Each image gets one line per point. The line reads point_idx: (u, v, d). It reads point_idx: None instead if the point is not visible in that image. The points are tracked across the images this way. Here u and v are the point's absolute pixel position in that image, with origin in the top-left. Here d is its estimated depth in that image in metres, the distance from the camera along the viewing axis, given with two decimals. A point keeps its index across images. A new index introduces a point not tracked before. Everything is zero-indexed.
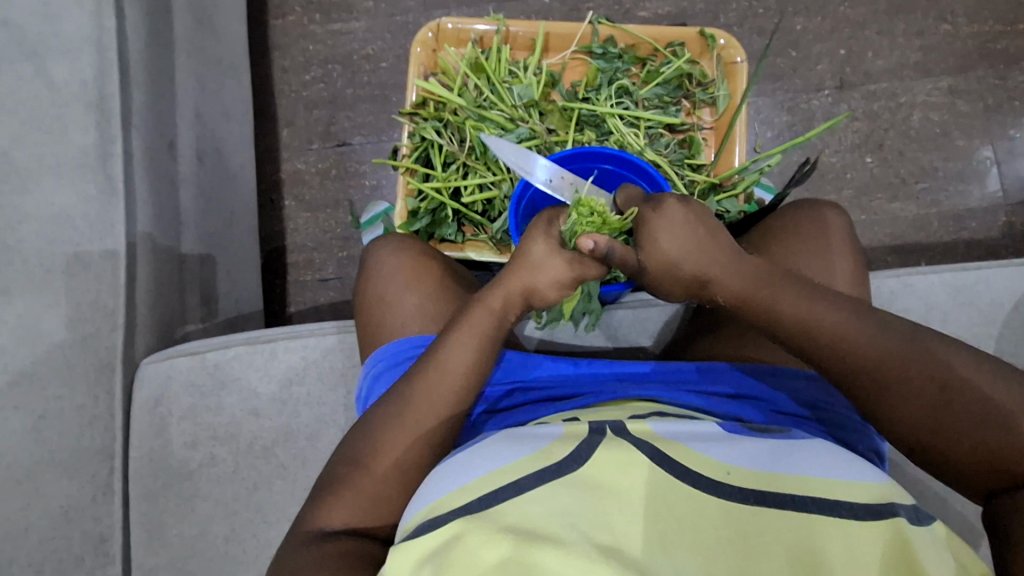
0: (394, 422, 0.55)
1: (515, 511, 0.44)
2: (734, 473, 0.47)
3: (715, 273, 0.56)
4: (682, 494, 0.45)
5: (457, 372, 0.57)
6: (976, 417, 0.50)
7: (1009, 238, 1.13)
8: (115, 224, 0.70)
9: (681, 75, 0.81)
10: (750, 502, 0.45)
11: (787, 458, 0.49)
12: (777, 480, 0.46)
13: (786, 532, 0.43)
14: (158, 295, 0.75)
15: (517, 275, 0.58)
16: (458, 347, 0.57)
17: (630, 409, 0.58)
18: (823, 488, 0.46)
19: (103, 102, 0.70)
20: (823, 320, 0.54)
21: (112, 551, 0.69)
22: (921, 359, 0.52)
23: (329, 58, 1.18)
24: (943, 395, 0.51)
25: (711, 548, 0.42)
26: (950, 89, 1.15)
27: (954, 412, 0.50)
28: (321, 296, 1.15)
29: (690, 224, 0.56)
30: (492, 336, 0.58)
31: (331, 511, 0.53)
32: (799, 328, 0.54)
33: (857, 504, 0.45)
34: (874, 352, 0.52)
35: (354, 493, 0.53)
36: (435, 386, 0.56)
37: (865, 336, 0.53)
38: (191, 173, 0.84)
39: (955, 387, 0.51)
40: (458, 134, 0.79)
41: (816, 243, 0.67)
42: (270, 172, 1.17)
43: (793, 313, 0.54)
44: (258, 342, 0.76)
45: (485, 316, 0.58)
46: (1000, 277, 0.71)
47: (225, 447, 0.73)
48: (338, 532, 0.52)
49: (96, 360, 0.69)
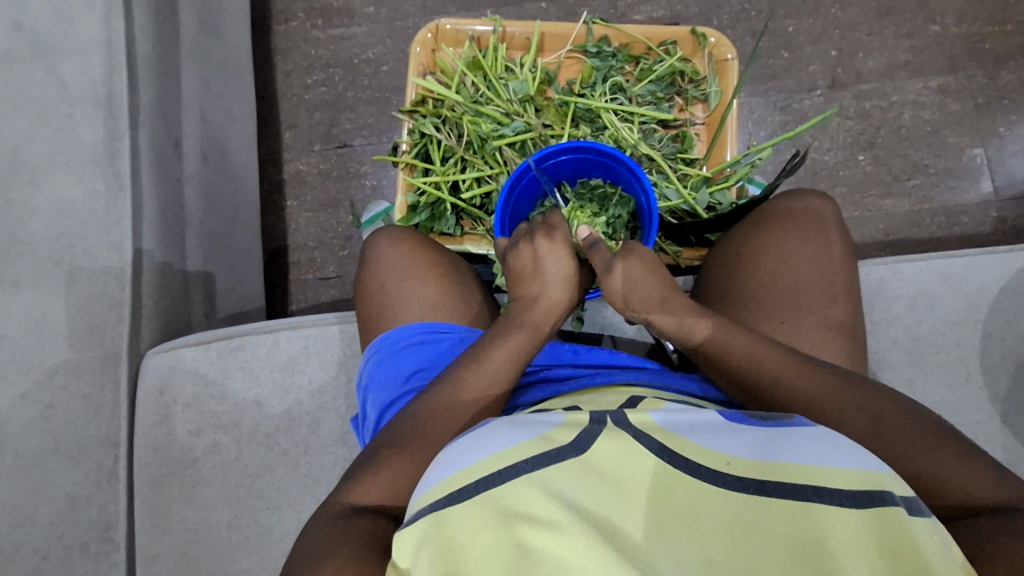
0: (432, 421, 0.56)
1: (516, 493, 0.44)
2: (734, 464, 0.46)
3: (675, 297, 0.59)
4: (679, 484, 0.45)
5: (497, 380, 0.59)
6: (922, 439, 0.53)
7: (1000, 233, 1.15)
8: (122, 219, 0.71)
9: (673, 73, 0.83)
10: (749, 491, 0.45)
11: (788, 443, 0.48)
12: (777, 468, 0.46)
13: (785, 524, 0.43)
14: (164, 288, 0.77)
15: (549, 290, 0.62)
16: (498, 357, 0.59)
17: (628, 392, 0.60)
18: (824, 477, 0.45)
19: (111, 100, 0.72)
20: (769, 357, 0.57)
21: (116, 537, 0.70)
22: (854, 395, 0.55)
23: (330, 62, 1.20)
24: (875, 425, 0.54)
25: (709, 535, 0.42)
26: (940, 88, 1.17)
27: (904, 434, 0.53)
28: (322, 294, 1.16)
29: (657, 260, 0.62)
30: (532, 349, 0.61)
31: (359, 490, 0.53)
32: (743, 364, 0.57)
33: (858, 491, 0.44)
34: (813, 386, 0.56)
35: (383, 471, 0.54)
36: (475, 392, 0.58)
37: (804, 373, 0.57)
38: (196, 171, 0.86)
39: (889, 418, 0.54)
40: (456, 129, 0.81)
41: (809, 236, 0.69)
42: (273, 174, 1.19)
43: (743, 348, 0.58)
44: (261, 331, 0.78)
45: (529, 328, 0.61)
46: (987, 264, 0.72)
47: (228, 434, 0.74)
48: (369, 509, 0.52)
49: (102, 351, 0.71)
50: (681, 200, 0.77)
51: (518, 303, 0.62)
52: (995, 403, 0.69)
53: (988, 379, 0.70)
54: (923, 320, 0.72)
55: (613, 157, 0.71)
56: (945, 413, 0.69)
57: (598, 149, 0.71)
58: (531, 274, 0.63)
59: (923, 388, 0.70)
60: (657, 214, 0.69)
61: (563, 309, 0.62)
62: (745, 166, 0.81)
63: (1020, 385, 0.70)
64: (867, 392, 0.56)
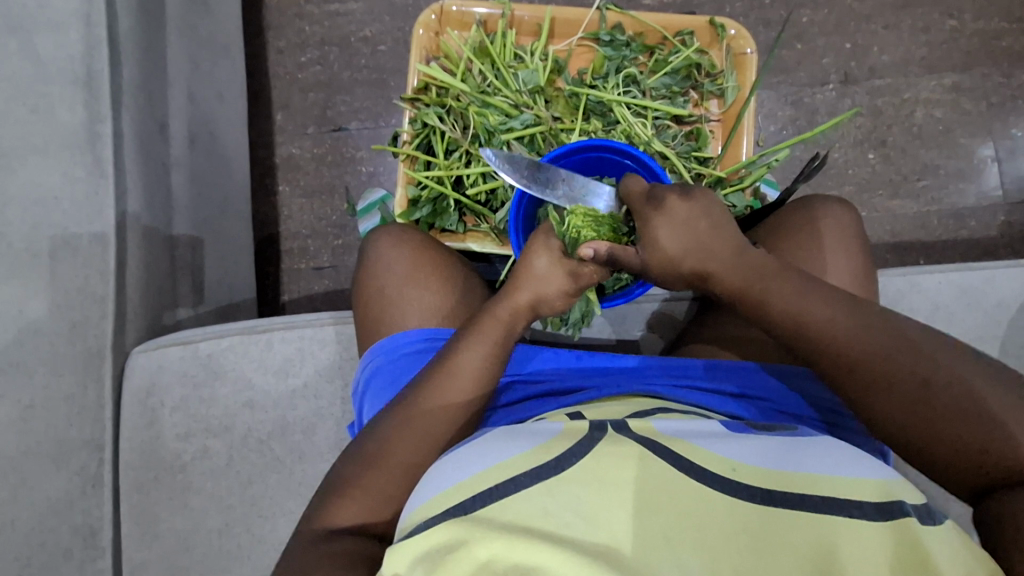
0: (406, 434, 0.54)
1: (514, 509, 0.42)
2: (740, 470, 0.44)
3: (712, 269, 0.54)
4: (684, 491, 0.43)
5: (471, 385, 0.56)
6: (953, 408, 0.49)
7: (1006, 238, 1.13)
8: (105, 207, 0.67)
9: (689, 65, 0.79)
10: (755, 500, 0.42)
11: (796, 455, 0.47)
12: (786, 479, 0.43)
13: (796, 534, 0.40)
14: (148, 281, 0.73)
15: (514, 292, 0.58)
16: (466, 360, 0.56)
17: (634, 404, 0.57)
18: (831, 487, 0.43)
19: (92, 79, 0.67)
20: (819, 315, 0.52)
21: (102, 543, 0.67)
22: (906, 357, 0.50)
23: (325, 40, 1.15)
24: (924, 391, 0.49)
25: (714, 547, 0.39)
26: (954, 86, 1.14)
27: (935, 405, 0.49)
28: (315, 285, 1.12)
29: (691, 221, 0.54)
30: (502, 352, 0.58)
31: (339, 510, 0.51)
32: (786, 322, 0.53)
33: (869, 503, 0.42)
34: (861, 347, 0.51)
35: (366, 490, 0.52)
36: (446, 400, 0.55)
37: (854, 331, 0.52)
38: (183, 155, 0.82)
39: (910, 383, 0.50)
40: (461, 120, 0.76)
41: (827, 220, 0.67)
42: (263, 157, 1.14)
43: (784, 309, 0.53)
44: (253, 331, 0.74)
45: (496, 328, 0.57)
46: (1005, 276, 0.71)
47: (219, 439, 0.71)
48: (346, 530, 0.50)
49: (85, 349, 0.67)
50: None
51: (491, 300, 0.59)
52: None
53: None
54: (941, 334, 0.70)
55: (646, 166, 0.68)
56: None
57: (602, 145, 0.68)
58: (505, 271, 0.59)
59: None
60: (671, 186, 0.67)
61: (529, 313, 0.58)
62: (761, 167, 0.77)
63: None
64: (924, 354, 0.51)
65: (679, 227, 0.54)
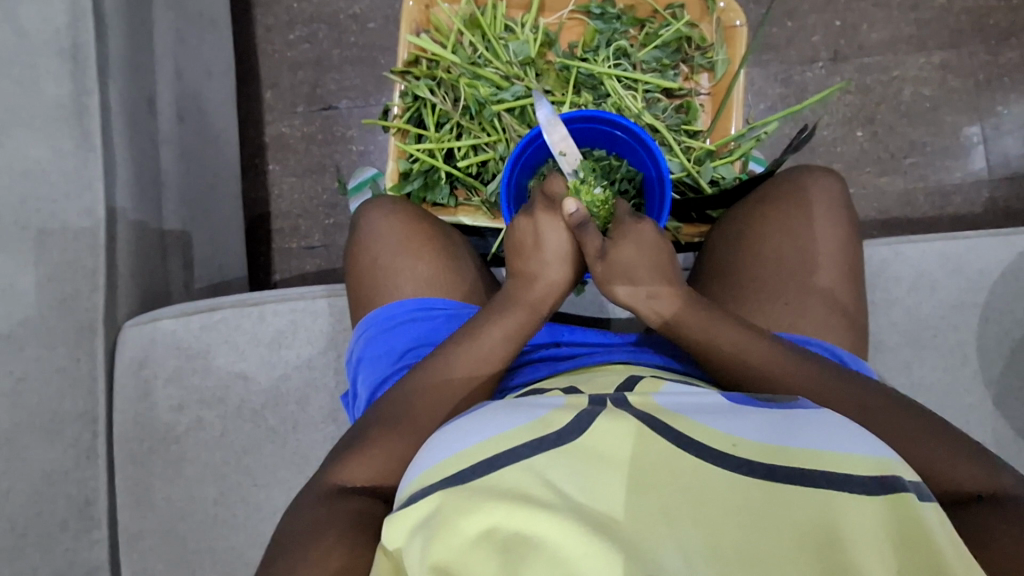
0: (426, 397, 0.55)
1: (513, 477, 0.41)
2: (741, 446, 0.42)
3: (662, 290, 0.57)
4: (683, 469, 0.41)
5: (493, 361, 0.56)
6: (898, 426, 0.51)
7: (991, 214, 1.15)
8: (93, 181, 0.67)
9: (680, 38, 0.79)
10: (757, 476, 0.41)
11: (797, 428, 0.44)
12: (785, 454, 0.42)
13: (797, 511, 0.39)
14: (139, 256, 0.73)
15: (547, 271, 0.59)
16: (494, 339, 0.57)
17: (628, 371, 0.58)
18: (832, 463, 0.41)
19: (78, 51, 0.67)
20: (760, 348, 0.56)
21: (97, 514, 0.67)
22: (840, 387, 0.54)
23: (314, 17, 1.14)
24: (863, 413, 0.52)
25: (713, 521, 0.38)
26: (941, 64, 1.15)
27: (878, 419, 0.52)
28: (307, 264, 1.12)
29: (652, 246, 0.58)
30: (529, 329, 0.58)
31: (354, 468, 0.51)
32: (731, 352, 0.56)
33: (869, 478, 0.40)
34: (798, 376, 0.55)
35: (380, 448, 0.52)
36: (468, 372, 0.56)
37: (791, 361, 0.56)
38: (172, 131, 0.81)
39: (850, 410, 0.53)
40: (452, 92, 0.76)
41: (809, 211, 0.67)
42: (253, 136, 1.13)
43: (729, 340, 0.56)
44: (246, 304, 0.74)
45: (526, 310, 0.58)
46: (988, 246, 0.72)
47: (213, 411, 0.71)
48: (358, 489, 0.51)
49: (76, 322, 0.67)
50: (684, 172, 0.76)
51: (518, 282, 0.59)
52: (989, 385, 0.70)
53: (984, 362, 0.70)
54: (924, 302, 0.72)
55: (639, 138, 0.68)
56: (939, 395, 0.70)
57: (596, 117, 0.69)
58: (530, 251, 0.59)
59: (920, 372, 0.71)
60: (669, 179, 0.68)
61: (560, 291, 0.59)
62: (750, 140, 0.78)
63: (1016, 369, 0.70)
64: (854, 385, 0.55)
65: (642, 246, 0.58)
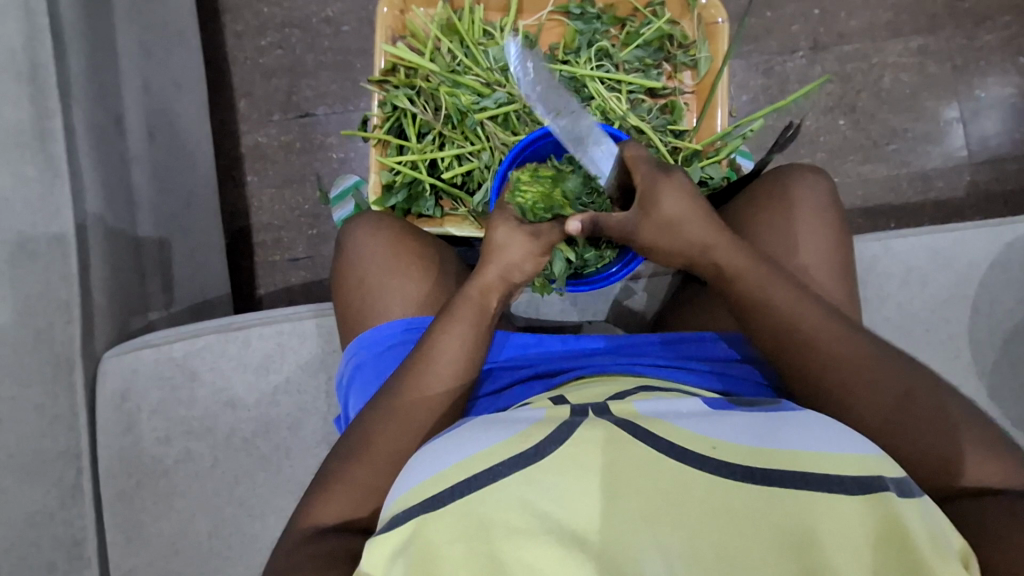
0: (391, 424, 0.53)
1: (492, 500, 0.40)
2: (720, 448, 0.42)
3: (712, 243, 0.57)
4: (664, 472, 0.40)
5: (449, 368, 0.56)
6: (928, 420, 0.50)
7: (973, 198, 1.16)
8: (61, 208, 0.64)
9: (661, 37, 0.78)
10: (737, 479, 0.40)
11: (776, 429, 0.44)
12: (766, 456, 0.41)
13: (778, 512, 0.39)
14: (115, 284, 0.70)
15: (486, 270, 0.58)
16: (445, 345, 0.56)
17: (618, 384, 0.56)
18: (813, 464, 0.41)
19: (36, 71, 0.63)
20: (810, 311, 0.55)
21: (87, 553, 0.66)
22: (888, 369, 0.52)
23: (285, 22, 1.10)
24: (906, 400, 0.51)
25: (695, 523, 0.38)
26: (920, 49, 1.15)
27: (914, 413, 0.51)
28: (291, 277, 1.10)
29: (692, 196, 0.57)
30: (481, 330, 0.57)
31: (325, 505, 0.51)
32: (782, 315, 0.55)
33: (848, 478, 0.40)
34: (846, 353, 0.53)
35: (349, 482, 0.52)
36: (427, 389, 0.55)
37: (841, 333, 0.54)
38: (142, 149, 0.78)
39: (892, 395, 0.51)
40: (432, 101, 0.74)
41: (807, 209, 0.67)
42: (229, 148, 1.10)
43: (780, 300, 0.55)
44: (230, 329, 0.72)
45: (471, 309, 0.57)
46: (974, 237, 0.73)
47: (201, 441, 0.70)
48: (330, 527, 0.50)
49: (52, 358, 0.64)
50: None
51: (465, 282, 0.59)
52: (981, 377, 0.70)
53: (976, 354, 0.71)
54: (915, 297, 0.72)
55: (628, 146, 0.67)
56: None
57: None
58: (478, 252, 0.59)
59: None
60: None
61: (505, 288, 0.59)
62: (736, 138, 0.76)
63: (1007, 359, 0.71)
64: (902, 365, 0.53)
65: (682, 197, 0.57)
